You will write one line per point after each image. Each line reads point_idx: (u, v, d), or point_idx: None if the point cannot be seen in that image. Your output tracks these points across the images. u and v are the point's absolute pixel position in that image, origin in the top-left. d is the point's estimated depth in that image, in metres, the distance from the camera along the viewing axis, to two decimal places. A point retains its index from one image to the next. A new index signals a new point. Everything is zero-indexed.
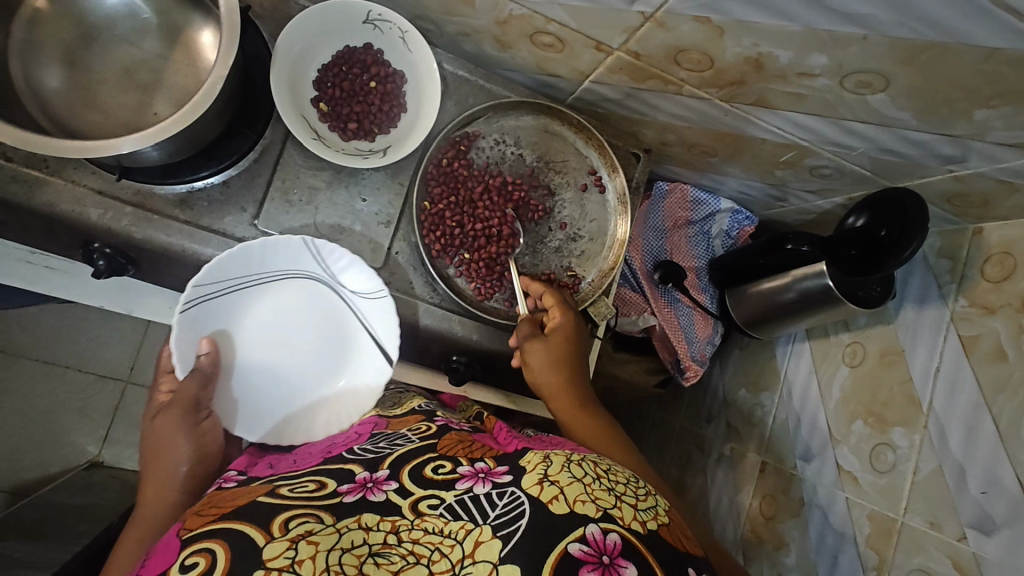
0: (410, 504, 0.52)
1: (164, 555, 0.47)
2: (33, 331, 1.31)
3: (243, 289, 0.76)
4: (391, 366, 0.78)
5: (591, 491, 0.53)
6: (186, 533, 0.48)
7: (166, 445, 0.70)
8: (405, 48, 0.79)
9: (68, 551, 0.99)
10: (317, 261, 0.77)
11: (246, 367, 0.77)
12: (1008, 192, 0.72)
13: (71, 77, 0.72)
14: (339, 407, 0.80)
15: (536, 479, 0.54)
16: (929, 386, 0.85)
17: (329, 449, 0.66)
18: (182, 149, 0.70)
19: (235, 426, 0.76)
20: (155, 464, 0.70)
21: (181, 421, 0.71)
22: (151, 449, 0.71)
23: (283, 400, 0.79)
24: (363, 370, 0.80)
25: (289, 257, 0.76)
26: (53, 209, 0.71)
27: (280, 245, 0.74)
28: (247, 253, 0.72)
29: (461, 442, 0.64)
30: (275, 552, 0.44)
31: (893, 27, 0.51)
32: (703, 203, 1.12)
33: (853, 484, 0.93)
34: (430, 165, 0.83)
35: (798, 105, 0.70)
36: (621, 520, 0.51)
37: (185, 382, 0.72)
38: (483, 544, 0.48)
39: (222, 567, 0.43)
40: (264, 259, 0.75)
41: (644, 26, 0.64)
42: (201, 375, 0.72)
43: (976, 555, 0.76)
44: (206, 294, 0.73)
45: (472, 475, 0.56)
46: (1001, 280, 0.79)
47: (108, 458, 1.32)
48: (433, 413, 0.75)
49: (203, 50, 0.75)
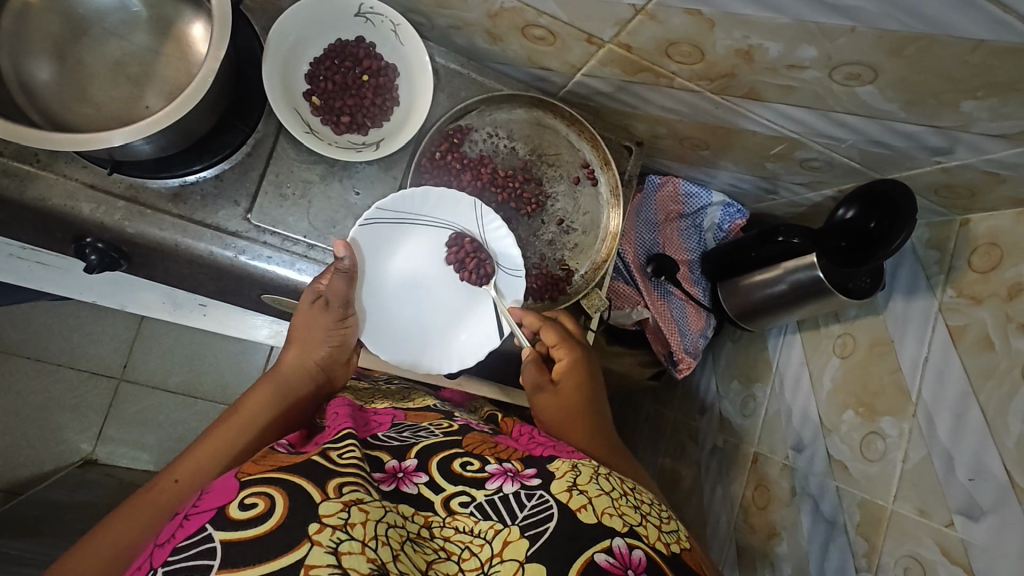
0: (442, 501, 0.54)
1: (220, 492, 0.46)
2: (24, 329, 1.30)
3: (403, 226, 0.79)
4: (502, 337, 0.81)
5: (618, 506, 0.54)
6: (245, 475, 0.47)
7: (318, 330, 0.72)
8: (398, 41, 0.79)
9: (63, 548, 0.99)
10: (476, 222, 0.81)
11: (374, 295, 0.79)
12: (994, 183, 0.73)
13: (62, 70, 0.71)
14: (445, 354, 0.82)
15: (566, 485, 0.55)
16: (917, 375, 0.86)
17: (358, 423, 0.63)
18: (175, 142, 0.70)
19: (364, 334, 0.78)
20: (300, 339, 0.72)
21: (326, 317, 0.73)
22: (301, 325, 0.72)
23: (401, 332, 0.81)
24: (477, 334, 0.83)
25: (453, 210, 0.80)
26: (45, 203, 0.71)
27: (452, 199, 0.79)
28: (425, 195, 0.77)
29: (486, 442, 0.63)
30: (330, 510, 0.45)
31: (880, 18, 0.52)
32: (695, 196, 1.12)
33: (843, 473, 0.94)
34: (424, 157, 0.82)
35: (788, 97, 0.71)
36: (647, 538, 0.53)
37: (334, 281, 0.72)
38: (511, 543, 0.50)
39: (281, 513, 0.44)
40: (437, 208, 0.79)
41: (635, 19, 0.65)
42: (347, 276, 0.72)
43: (964, 541, 0.77)
44: (383, 218, 0.76)
45: (501, 474, 0.56)
46: (988, 271, 0.80)
47: (102, 456, 1.31)
48: (450, 413, 0.75)
49: (194, 42, 0.74)
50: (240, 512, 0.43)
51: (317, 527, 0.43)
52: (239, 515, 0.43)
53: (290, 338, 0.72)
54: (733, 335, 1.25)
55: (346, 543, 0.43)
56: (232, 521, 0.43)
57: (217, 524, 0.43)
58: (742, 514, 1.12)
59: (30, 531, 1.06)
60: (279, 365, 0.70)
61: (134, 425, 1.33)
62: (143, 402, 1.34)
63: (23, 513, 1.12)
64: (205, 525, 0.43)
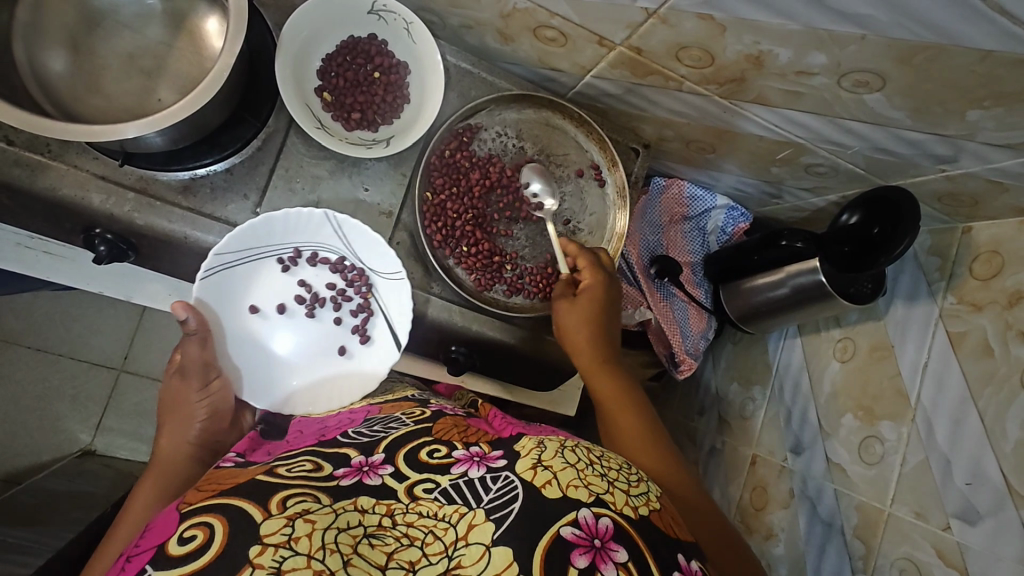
0: (405, 488, 0.53)
1: (162, 527, 0.47)
2: (27, 319, 1.30)
3: (260, 259, 0.78)
4: (399, 350, 0.79)
5: (584, 477, 0.55)
6: (186, 507, 0.48)
7: (183, 401, 0.75)
8: (409, 39, 0.79)
9: (62, 538, 0.99)
10: (338, 236, 0.78)
11: (243, 338, 0.79)
12: (998, 192, 0.74)
13: (75, 61, 0.72)
14: (341, 384, 0.81)
15: (531, 463, 0.56)
16: (917, 381, 0.87)
17: (321, 432, 0.66)
18: (186, 135, 0.70)
19: (244, 394, 0.78)
20: (173, 420, 0.75)
21: (188, 386, 0.75)
22: (170, 403, 0.76)
23: (284, 374, 0.80)
24: (370, 356, 0.81)
25: (311, 231, 0.77)
26: (55, 192, 0.71)
27: (302, 218, 0.76)
28: (267, 225, 0.75)
29: (456, 426, 0.65)
30: (271, 528, 0.45)
31: (891, 27, 0.53)
32: (700, 198, 1.13)
33: (842, 476, 0.95)
34: (433, 156, 0.83)
35: (795, 103, 0.71)
36: (613, 505, 0.53)
37: (186, 347, 0.74)
38: (476, 526, 0.50)
39: (220, 542, 0.44)
40: (292, 232, 0.77)
41: (647, 22, 0.65)
42: (197, 338, 0.74)
43: (960, 544, 0.78)
44: (227, 263, 0.75)
45: (467, 459, 0.57)
46: (988, 279, 0.81)
47: (101, 447, 1.31)
48: (426, 401, 0.76)
49: (208, 37, 0.74)
50: (179, 547, 0.44)
51: (258, 550, 0.43)
52: (177, 551, 0.44)
53: (164, 421, 0.76)
54: (733, 337, 1.26)
55: (289, 560, 0.43)
56: (171, 557, 0.43)
57: (155, 564, 0.43)
58: (740, 514, 1.12)
59: (29, 520, 1.06)
60: (158, 453, 0.74)
61: (134, 416, 1.33)
62: (142, 394, 1.34)
63: (22, 502, 1.12)
64: (143, 566, 0.43)
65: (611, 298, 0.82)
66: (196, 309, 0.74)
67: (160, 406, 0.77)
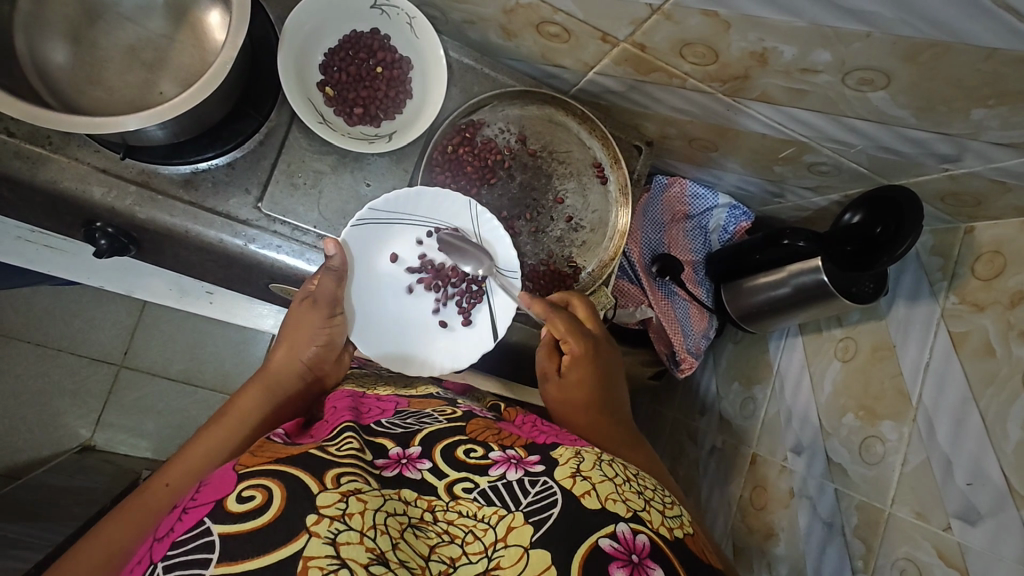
0: (445, 486, 0.54)
1: (219, 485, 0.46)
2: (25, 313, 1.30)
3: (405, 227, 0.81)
4: (495, 341, 0.83)
5: (621, 492, 0.55)
6: (242, 468, 0.48)
7: (306, 325, 0.73)
8: (412, 33, 0.79)
9: (62, 533, 0.99)
10: (472, 222, 0.82)
11: (368, 293, 0.80)
12: (1001, 192, 0.74)
13: (77, 53, 0.72)
14: (436, 357, 0.83)
15: (570, 472, 0.56)
16: (919, 380, 0.86)
17: (357, 412, 0.64)
18: (187, 129, 0.71)
19: (353, 335, 0.78)
20: (288, 340, 0.73)
21: (316, 317, 0.74)
22: (291, 325, 0.74)
23: (394, 335, 0.82)
24: (469, 337, 0.84)
25: (449, 213, 0.82)
26: (56, 185, 0.71)
27: (447, 199, 0.80)
28: (418, 195, 0.79)
29: (489, 428, 0.64)
30: (327, 501, 0.45)
31: (896, 25, 0.52)
32: (702, 197, 1.13)
33: (842, 476, 0.95)
34: (436, 150, 0.83)
35: (799, 101, 0.71)
36: (651, 524, 0.53)
37: (322, 278, 0.73)
38: (515, 529, 0.51)
39: (278, 505, 0.44)
40: (432, 208, 0.81)
41: (651, 19, 0.65)
42: (336, 275, 0.73)
43: (961, 544, 0.78)
44: (377, 219, 0.78)
45: (504, 461, 0.57)
46: (990, 279, 0.81)
47: (101, 442, 1.31)
48: (453, 401, 0.76)
49: (210, 29, 0.74)
50: (238, 505, 0.44)
51: (315, 519, 0.44)
52: (236, 509, 0.44)
53: (280, 338, 0.74)
54: (734, 337, 1.26)
55: (344, 534, 0.44)
56: (230, 513, 0.43)
57: (215, 517, 0.43)
58: (740, 514, 1.12)
59: (32, 515, 1.06)
60: (268, 365, 0.72)
61: (133, 412, 1.33)
62: (142, 390, 1.34)
63: (19, 498, 1.12)
64: (203, 519, 0.43)
65: (598, 367, 0.81)
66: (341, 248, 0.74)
67: (280, 325, 0.75)
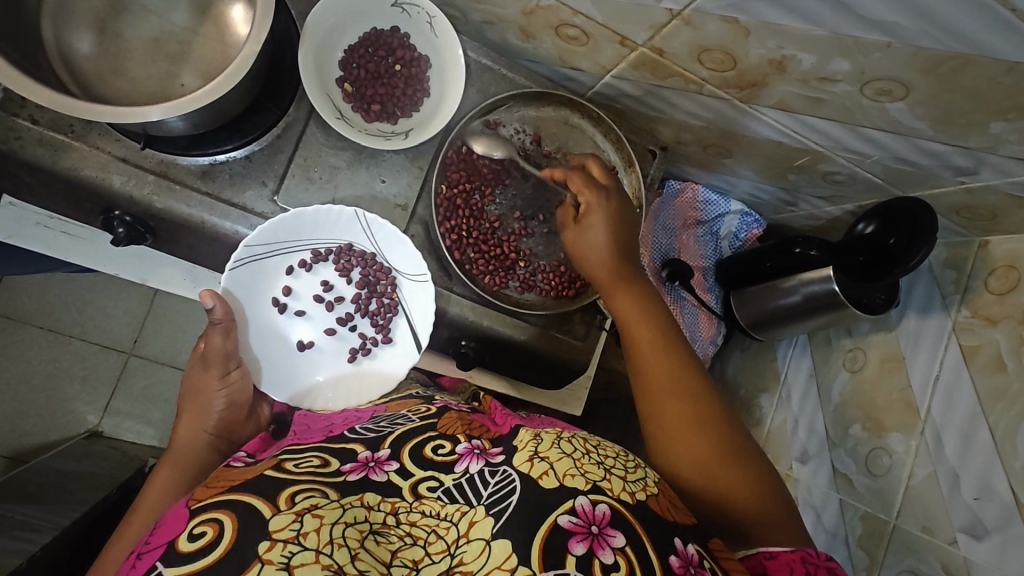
0: (410, 486, 0.54)
1: (172, 525, 0.48)
2: (39, 300, 1.32)
3: (302, 252, 0.81)
4: (421, 351, 0.82)
5: (581, 466, 0.55)
6: (194, 504, 0.49)
7: (204, 390, 0.77)
8: (431, 33, 0.79)
9: (69, 516, 1.00)
10: (366, 234, 0.80)
11: (269, 330, 0.81)
12: (1018, 207, 0.73)
13: (102, 43, 0.73)
14: (362, 381, 0.83)
15: (528, 456, 0.57)
16: (928, 393, 0.86)
17: (328, 428, 0.67)
18: (207, 121, 0.71)
19: (262, 383, 0.80)
20: (192, 410, 0.77)
21: (209, 377, 0.77)
22: (192, 394, 0.78)
23: (309, 368, 0.83)
24: (393, 355, 0.84)
25: (341, 228, 0.80)
26: (76, 173, 0.72)
27: (331, 215, 0.78)
28: (298, 221, 0.77)
29: (459, 420, 0.65)
30: (280, 524, 0.46)
31: (917, 35, 0.52)
32: (714, 204, 1.14)
33: (847, 485, 0.96)
34: (451, 150, 0.84)
35: (816, 109, 0.71)
36: (610, 492, 0.54)
37: (211, 336, 0.76)
38: (477, 523, 0.51)
39: (229, 539, 0.45)
40: (320, 229, 0.79)
41: (671, 23, 0.65)
42: (222, 328, 0.76)
43: (966, 558, 0.78)
44: (256, 255, 0.77)
45: (468, 454, 0.58)
46: (1004, 293, 0.79)
47: (108, 429, 1.33)
48: (430, 397, 0.77)
49: (233, 24, 0.75)
50: (189, 543, 0.45)
51: (267, 545, 0.44)
52: (187, 548, 0.45)
53: (186, 409, 0.78)
54: (741, 344, 1.26)
55: (298, 556, 0.44)
56: (182, 554, 0.44)
57: (166, 561, 0.44)
58: None
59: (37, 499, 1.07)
60: (177, 441, 0.75)
61: (143, 400, 1.34)
62: (149, 378, 1.35)
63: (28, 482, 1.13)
64: (154, 564, 0.44)
65: (620, 215, 0.75)
66: (222, 298, 0.76)
67: (182, 395, 0.80)
